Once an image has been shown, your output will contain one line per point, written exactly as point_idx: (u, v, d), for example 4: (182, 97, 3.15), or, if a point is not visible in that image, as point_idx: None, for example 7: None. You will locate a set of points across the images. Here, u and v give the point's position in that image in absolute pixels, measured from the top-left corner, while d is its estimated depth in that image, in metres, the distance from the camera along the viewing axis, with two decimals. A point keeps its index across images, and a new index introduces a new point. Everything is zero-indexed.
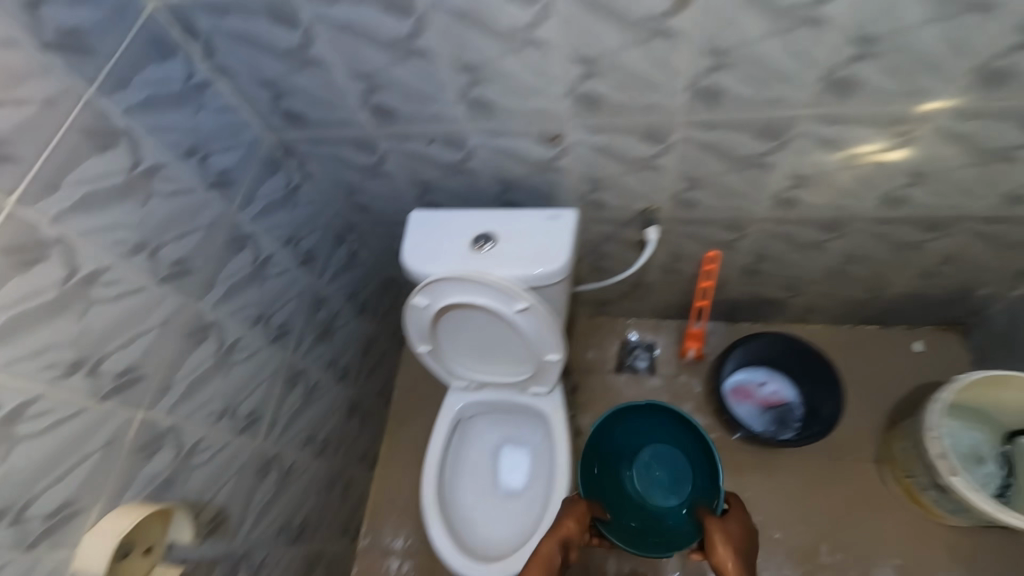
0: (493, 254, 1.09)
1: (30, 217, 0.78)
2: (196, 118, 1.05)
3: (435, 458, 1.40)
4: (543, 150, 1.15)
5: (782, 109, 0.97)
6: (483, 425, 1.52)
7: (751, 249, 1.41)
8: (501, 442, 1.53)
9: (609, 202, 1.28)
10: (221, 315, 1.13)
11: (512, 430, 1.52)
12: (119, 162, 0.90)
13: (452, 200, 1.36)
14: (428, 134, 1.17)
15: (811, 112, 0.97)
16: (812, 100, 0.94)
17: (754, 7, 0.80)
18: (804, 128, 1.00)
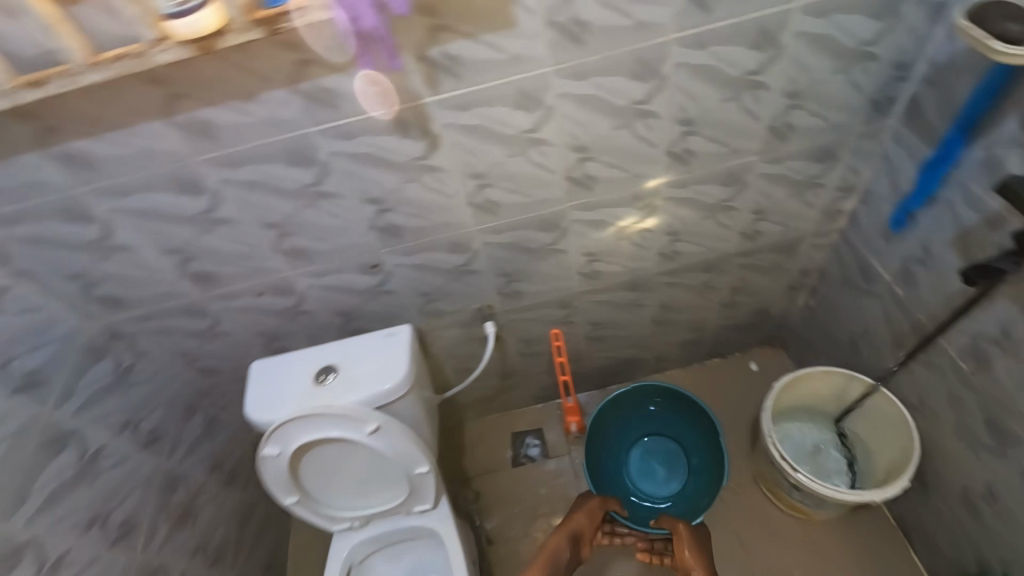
0: (337, 385, 1.14)
1: None
2: None
3: None
4: (369, 279, 1.26)
5: (550, 206, 1.18)
6: (384, 564, 1.43)
7: (586, 319, 1.60)
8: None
9: (445, 309, 1.41)
10: (39, 530, 1.02)
11: (419, 560, 1.44)
12: None
13: (299, 342, 1.39)
14: (255, 288, 1.23)
15: (572, 204, 1.19)
16: (567, 195, 1.16)
17: (489, 141, 1.01)
18: (574, 216, 1.22)
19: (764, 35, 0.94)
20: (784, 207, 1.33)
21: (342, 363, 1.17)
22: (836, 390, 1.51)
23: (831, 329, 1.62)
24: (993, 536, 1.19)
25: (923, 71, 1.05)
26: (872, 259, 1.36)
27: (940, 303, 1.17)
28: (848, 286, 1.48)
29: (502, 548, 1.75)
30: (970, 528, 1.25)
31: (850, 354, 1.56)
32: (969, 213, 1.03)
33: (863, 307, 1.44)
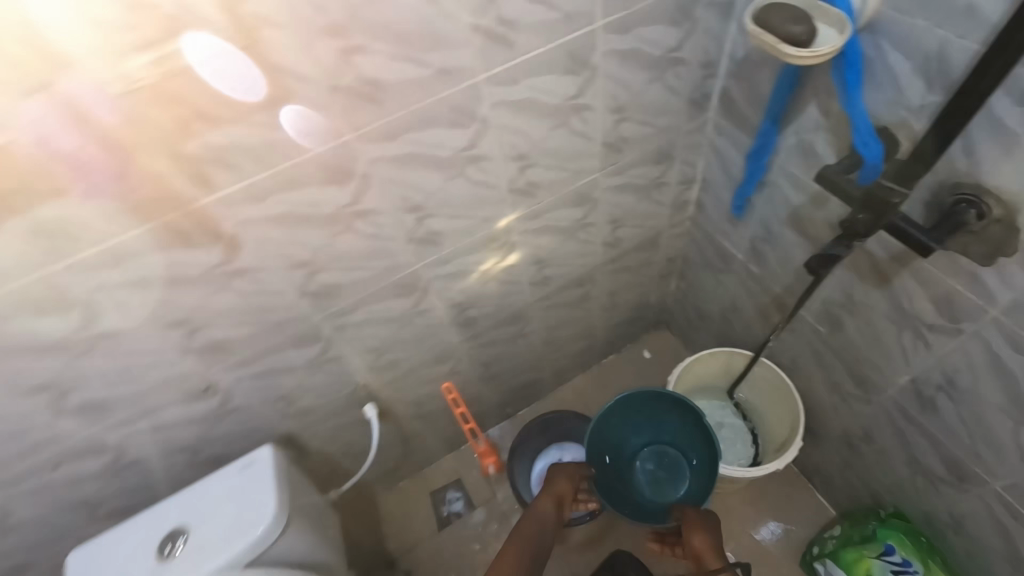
0: (189, 553, 0.93)
1: None
2: None
3: None
4: (205, 404, 1.04)
5: (398, 273, 1.05)
6: None
7: (476, 363, 1.50)
8: None
9: (313, 403, 1.22)
10: None
11: None
12: None
13: (137, 496, 1.13)
14: (47, 461, 0.95)
15: (422, 264, 1.06)
16: (415, 257, 1.03)
17: (300, 228, 0.85)
18: (429, 275, 1.10)
19: (574, 59, 0.87)
20: (637, 211, 1.32)
21: (192, 522, 0.96)
22: (721, 368, 1.57)
23: (704, 307, 1.68)
24: (876, 471, 1.29)
25: (726, 66, 1.07)
26: (724, 242, 1.41)
27: (789, 275, 1.23)
28: (709, 267, 1.54)
29: None
30: (857, 466, 1.36)
31: (726, 328, 1.63)
32: (795, 193, 1.08)
33: (726, 284, 1.50)
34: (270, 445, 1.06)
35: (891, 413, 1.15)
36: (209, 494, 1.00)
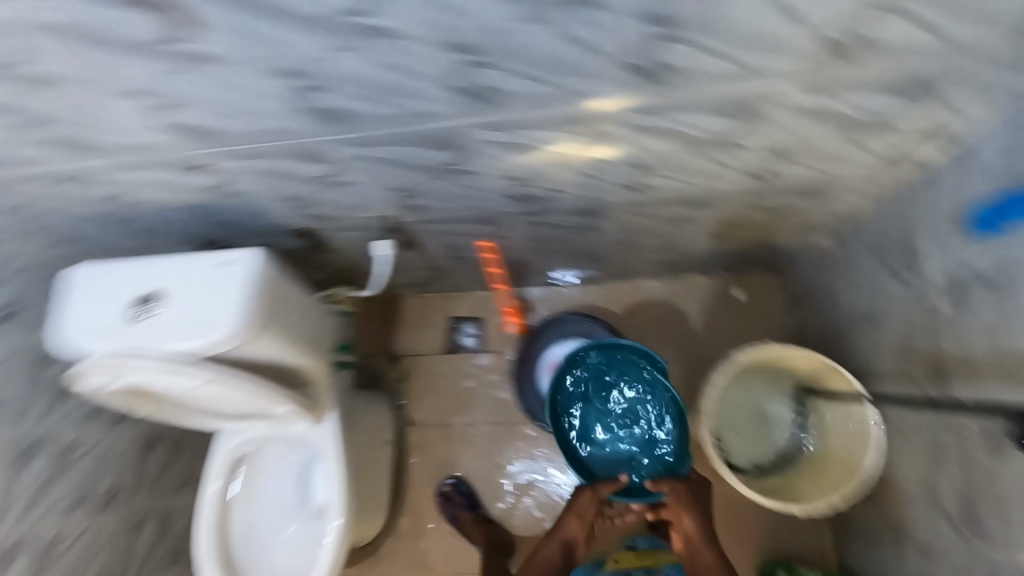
0: (155, 329, 0.92)
1: None
2: None
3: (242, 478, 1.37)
4: (204, 180, 0.94)
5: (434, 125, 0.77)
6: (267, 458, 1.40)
7: (523, 236, 1.27)
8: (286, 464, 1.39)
9: (330, 213, 1.10)
10: None
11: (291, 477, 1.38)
12: None
13: (157, 227, 1.15)
14: (48, 176, 0.92)
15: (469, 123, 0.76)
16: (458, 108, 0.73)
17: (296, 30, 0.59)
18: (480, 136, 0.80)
19: None
20: (817, 150, 0.86)
21: (161, 296, 0.93)
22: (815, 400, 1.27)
23: (837, 292, 1.25)
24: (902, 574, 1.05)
25: None
26: (921, 243, 0.93)
27: (978, 346, 0.81)
28: (875, 257, 1.08)
29: (419, 433, 1.73)
30: (888, 556, 1.11)
31: (845, 330, 1.23)
32: None
33: (881, 291, 1.07)
34: (256, 251, 0.95)
35: (975, 561, 0.85)
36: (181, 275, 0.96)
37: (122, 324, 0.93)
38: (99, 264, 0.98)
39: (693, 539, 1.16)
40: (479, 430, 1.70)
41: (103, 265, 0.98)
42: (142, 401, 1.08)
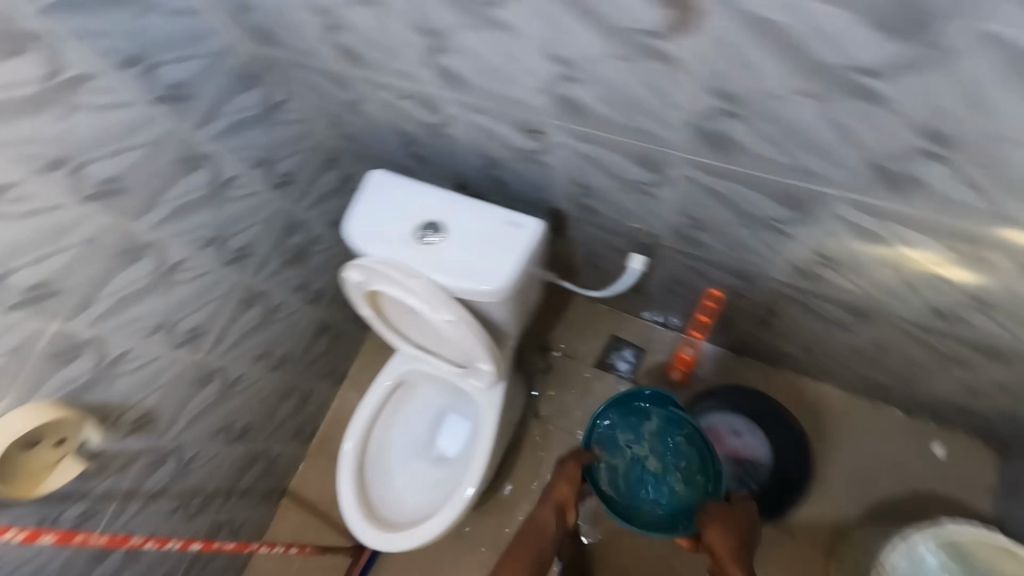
0: (436, 260, 0.99)
1: None
2: (140, 21, 0.93)
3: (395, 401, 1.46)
4: (527, 141, 0.98)
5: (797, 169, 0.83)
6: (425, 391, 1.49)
7: (757, 301, 1.22)
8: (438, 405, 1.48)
9: (601, 209, 1.11)
10: (164, 235, 1.11)
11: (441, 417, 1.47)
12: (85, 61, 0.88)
13: (438, 159, 1.24)
14: (402, 89, 1.01)
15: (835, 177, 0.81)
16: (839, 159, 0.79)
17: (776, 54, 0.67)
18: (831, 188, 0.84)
19: None
20: None
21: (447, 232, 1.00)
22: None
23: None
24: None
25: None
26: None
27: None
28: None
29: (541, 428, 1.73)
30: None
31: None
32: None
33: None
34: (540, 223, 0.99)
35: None
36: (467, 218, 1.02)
37: (406, 241, 1.02)
38: (398, 178, 1.07)
39: (725, 554, 1.06)
40: None
41: (401, 179, 1.07)
42: (378, 305, 1.20)
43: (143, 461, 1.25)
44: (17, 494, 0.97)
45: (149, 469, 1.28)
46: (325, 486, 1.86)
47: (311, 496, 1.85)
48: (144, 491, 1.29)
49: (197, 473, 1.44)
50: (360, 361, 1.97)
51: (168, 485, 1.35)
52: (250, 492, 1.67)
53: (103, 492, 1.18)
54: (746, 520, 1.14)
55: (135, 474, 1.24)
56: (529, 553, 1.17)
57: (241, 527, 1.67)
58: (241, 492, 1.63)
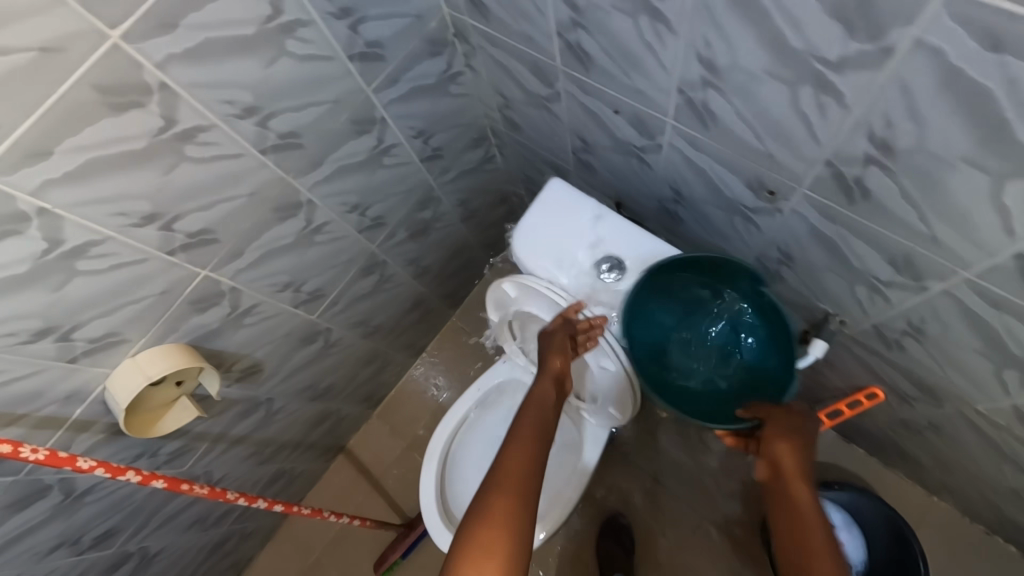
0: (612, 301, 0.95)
1: (158, 75, 0.69)
2: None
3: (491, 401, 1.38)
4: (748, 197, 0.85)
5: None
6: (522, 403, 1.38)
7: (925, 415, 1.08)
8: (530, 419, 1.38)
9: (791, 281, 0.98)
10: (317, 196, 1.04)
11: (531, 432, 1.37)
12: (299, 6, 0.79)
13: (611, 175, 1.12)
14: (615, 104, 0.89)
15: None
16: None
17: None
18: None
19: None
20: None
21: (631, 275, 0.95)
22: None
23: None
24: None
25: None
26: None
27: None
28: None
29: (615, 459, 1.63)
30: None
31: None
32: None
33: None
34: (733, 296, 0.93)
35: None
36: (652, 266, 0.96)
37: (584, 272, 0.97)
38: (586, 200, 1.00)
39: (795, 471, 0.77)
40: (673, 498, 1.56)
41: (587, 202, 1.00)
42: (520, 322, 1.14)
43: (238, 409, 1.22)
44: (134, 432, 0.94)
45: (241, 416, 1.25)
46: (379, 454, 1.80)
47: (364, 460, 1.79)
48: (230, 435, 1.27)
49: (278, 424, 1.41)
50: (439, 339, 1.90)
51: (251, 433, 1.33)
52: (314, 447, 1.65)
53: (198, 433, 1.16)
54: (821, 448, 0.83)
55: (229, 419, 1.22)
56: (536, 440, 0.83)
57: (298, 478, 1.67)
58: (307, 446, 1.60)
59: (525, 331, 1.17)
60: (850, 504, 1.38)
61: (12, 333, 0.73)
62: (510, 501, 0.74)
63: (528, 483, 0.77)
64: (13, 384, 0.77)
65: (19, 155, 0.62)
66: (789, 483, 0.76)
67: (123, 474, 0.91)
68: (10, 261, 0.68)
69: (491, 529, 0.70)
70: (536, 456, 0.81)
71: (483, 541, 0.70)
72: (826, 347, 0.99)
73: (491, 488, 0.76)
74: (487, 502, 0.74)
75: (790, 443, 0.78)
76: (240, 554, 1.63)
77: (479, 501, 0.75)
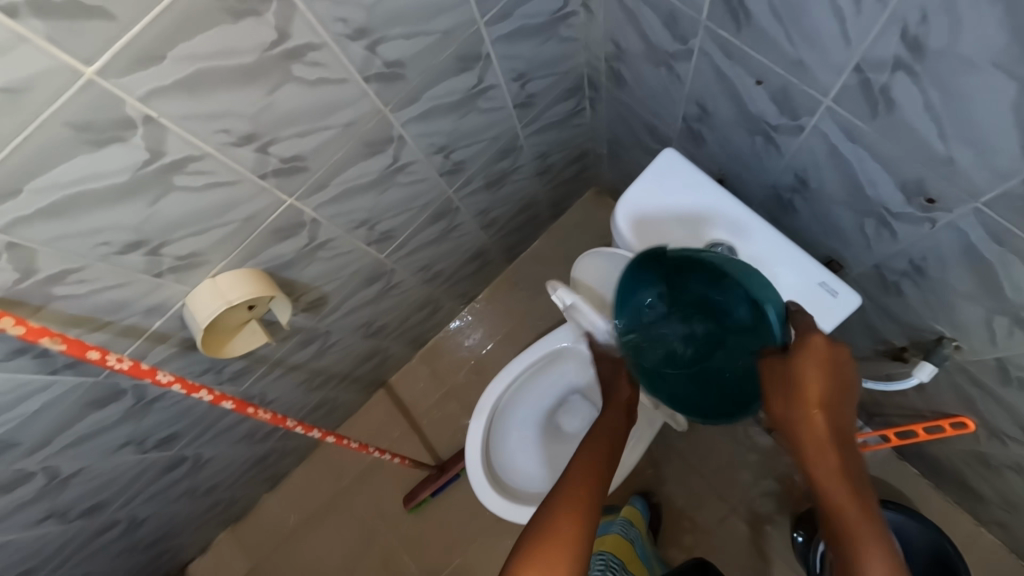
0: None
1: None
2: None
3: (545, 364, 1.35)
4: (896, 200, 0.76)
5: None
6: (575, 370, 1.37)
7: (1018, 455, 1.01)
8: (582, 388, 1.37)
9: (910, 296, 0.89)
10: (409, 133, 0.97)
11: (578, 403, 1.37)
12: None
13: (723, 151, 1.03)
14: (761, 73, 0.79)
15: None
16: None
17: None
18: None
19: None
20: None
21: None
22: None
23: None
24: None
25: None
26: None
27: None
28: None
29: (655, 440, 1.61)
30: None
31: None
32: None
33: None
34: (854, 303, 0.87)
35: None
36: (762, 261, 0.92)
37: None
38: (701, 181, 0.96)
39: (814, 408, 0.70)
40: (709, 486, 1.55)
41: (702, 183, 0.96)
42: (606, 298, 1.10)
43: (298, 338, 1.22)
44: (208, 351, 0.93)
45: (300, 344, 1.25)
46: (417, 395, 1.81)
47: (402, 398, 1.81)
48: (288, 361, 1.27)
49: (331, 355, 1.41)
50: (490, 291, 1.86)
51: (306, 362, 1.34)
52: (359, 381, 1.66)
53: (258, 355, 1.17)
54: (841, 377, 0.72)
55: (289, 346, 1.22)
56: (610, 453, 0.88)
57: (339, 407, 1.69)
58: (354, 378, 1.61)
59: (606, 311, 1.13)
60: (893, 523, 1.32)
61: (106, 242, 0.71)
62: (570, 509, 0.76)
63: (597, 500, 0.79)
64: (102, 292, 0.76)
65: (134, 57, 0.57)
66: (811, 453, 0.70)
67: (196, 392, 0.92)
68: (112, 169, 0.65)
69: (549, 545, 0.72)
70: (608, 463, 0.86)
71: (547, 555, 0.71)
72: (933, 371, 0.91)
73: (558, 502, 0.78)
74: (551, 515, 0.76)
75: (802, 407, 0.70)
76: (278, 469, 1.69)
77: (544, 512, 0.77)
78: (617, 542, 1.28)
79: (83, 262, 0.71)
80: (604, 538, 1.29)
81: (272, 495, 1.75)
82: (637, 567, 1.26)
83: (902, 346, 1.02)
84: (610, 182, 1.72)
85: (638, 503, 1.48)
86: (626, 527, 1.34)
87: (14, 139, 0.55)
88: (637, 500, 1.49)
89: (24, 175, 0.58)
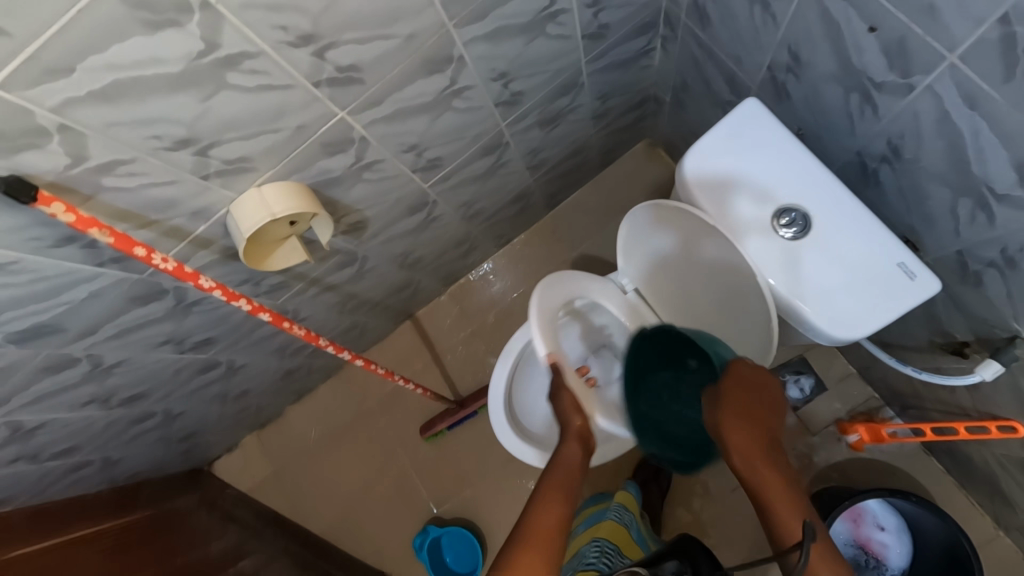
0: (784, 260, 0.88)
1: None
2: None
3: None
4: (1007, 180, 0.68)
5: None
6: None
7: None
8: None
9: (992, 288, 0.83)
10: (471, 54, 0.91)
11: None
12: None
13: (808, 108, 0.93)
14: (877, 19, 0.69)
15: None
16: None
17: None
18: None
19: None
20: None
21: (810, 236, 0.87)
22: None
23: None
24: None
25: None
26: None
27: None
28: None
29: None
30: None
31: None
32: None
33: None
34: (934, 288, 0.82)
35: None
36: (837, 232, 0.86)
37: (758, 220, 0.89)
38: (782, 138, 0.89)
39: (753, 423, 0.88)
40: None
41: (783, 141, 0.89)
42: (670, 262, 1.05)
43: (335, 259, 1.21)
44: (249, 262, 0.92)
45: (337, 266, 1.24)
46: (443, 331, 1.82)
47: (428, 332, 1.83)
48: (323, 281, 1.27)
49: (366, 281, 1.41)
50: (527, 235, 1.82)
51: (341, 284, 1.34)
52: (388, 310, 1.67)
53: (296, 272, 1.17)
54: (777, 405, 0.91)
55: (326, 267, 1.22)
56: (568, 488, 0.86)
57: (367, 333, 1.71)
58: (384, 306, 1.62)
59: (667, 272, 1.08)
60: (909, 514, 1.32)
61: (156, 137, 0.69)
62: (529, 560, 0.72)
63: (555, 545, 0.76)
64: (150, 189, 0.75)
65: None
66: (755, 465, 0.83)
67: (235, 301, 0.92)
68: (166, 57, 0.61)
69: None
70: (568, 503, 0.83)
71: None
72: (996, 370, 0.86)
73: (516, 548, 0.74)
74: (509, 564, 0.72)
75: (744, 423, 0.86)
76: (304, 384, 1.74)
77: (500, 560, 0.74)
78: (612, 529, 1.26)
79: (133, 155, 0.69)
80: (600, 529, 1.27)
81: (296, 408, 1.82)
82: (634, 552, 1.25)
83: (964, 341, 0.96)
84: (668, 134, 1.62)
85: (632, 488, 1.45)
86: (622, 513, 1.32)
87: (70, 11, 0.52)
88: (631, 484, 1.47)
89: (78, 53, 0.56)
